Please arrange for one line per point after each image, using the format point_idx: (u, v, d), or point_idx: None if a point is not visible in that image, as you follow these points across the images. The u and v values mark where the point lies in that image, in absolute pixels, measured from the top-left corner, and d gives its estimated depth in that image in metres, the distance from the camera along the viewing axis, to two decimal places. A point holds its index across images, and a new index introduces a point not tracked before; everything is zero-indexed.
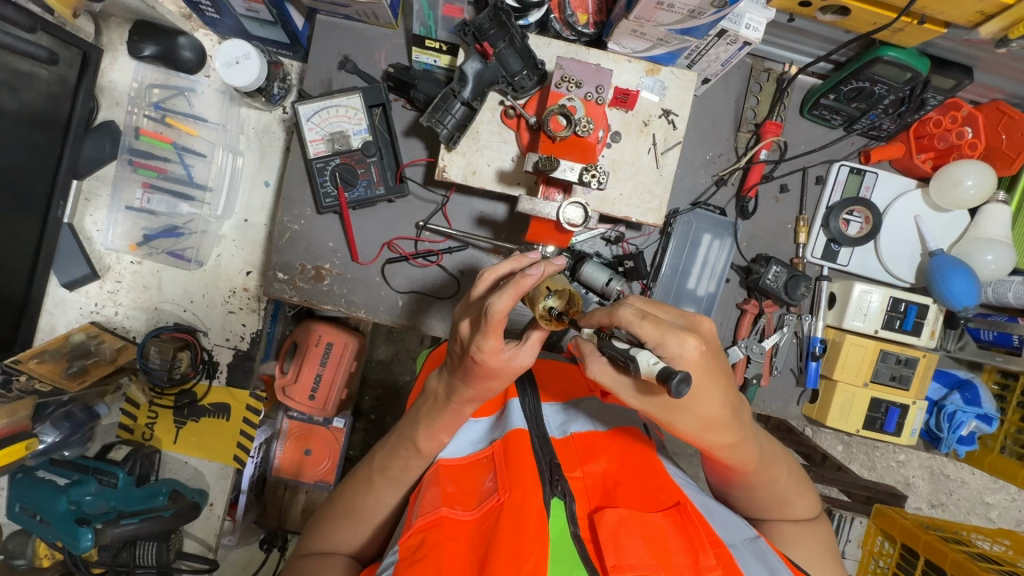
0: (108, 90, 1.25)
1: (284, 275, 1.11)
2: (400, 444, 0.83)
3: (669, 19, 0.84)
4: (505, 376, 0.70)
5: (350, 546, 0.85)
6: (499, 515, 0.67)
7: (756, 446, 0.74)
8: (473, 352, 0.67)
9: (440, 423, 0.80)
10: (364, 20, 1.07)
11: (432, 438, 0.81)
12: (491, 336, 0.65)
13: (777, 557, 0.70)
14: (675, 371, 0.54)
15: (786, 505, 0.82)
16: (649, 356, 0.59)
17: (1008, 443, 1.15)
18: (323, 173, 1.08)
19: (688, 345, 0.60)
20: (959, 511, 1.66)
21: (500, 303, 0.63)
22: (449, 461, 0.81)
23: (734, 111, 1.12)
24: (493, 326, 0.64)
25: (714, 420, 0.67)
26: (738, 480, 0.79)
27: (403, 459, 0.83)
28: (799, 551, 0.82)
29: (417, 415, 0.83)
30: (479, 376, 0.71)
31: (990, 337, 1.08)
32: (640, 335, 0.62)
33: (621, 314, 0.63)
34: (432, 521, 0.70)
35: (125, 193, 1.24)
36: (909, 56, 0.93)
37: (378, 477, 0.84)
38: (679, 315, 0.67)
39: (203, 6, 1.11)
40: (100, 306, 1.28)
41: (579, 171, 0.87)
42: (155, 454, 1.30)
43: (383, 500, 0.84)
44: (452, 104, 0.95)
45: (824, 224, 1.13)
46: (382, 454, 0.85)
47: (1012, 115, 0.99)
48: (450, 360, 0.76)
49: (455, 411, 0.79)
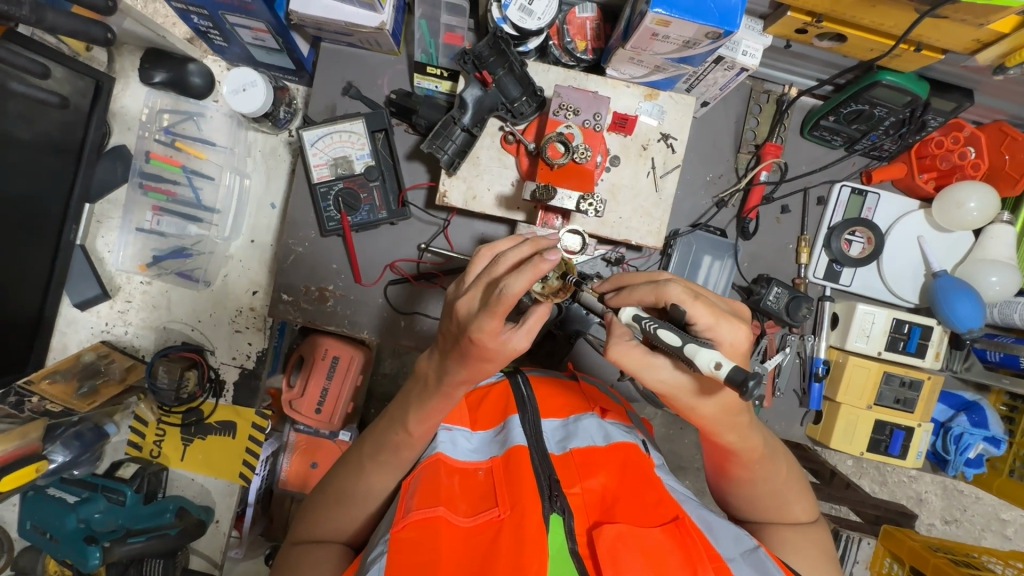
0: (121, 116, 1.28)
1: (288, 296, 1.13)
2: (390, 429, 0.84)
3: (666, 49, 0.85)
4: (500, 359, 0.69)
5: (344, 533, 0.86)
6: (498, 533, 0.69)
7: (759, 434, 0.76)
8: (472, 331, 0.66)
9: (433, 407, 0.79)
10: (368, 48, 1.09)
11: (424, 422, 0.81)
12: (496, 315, 0.64)
13: (775, 565, 0.69)
14: (750, 376, 0.52)
15: (784, 506, 0.83)
16: (710, 357, 0.57)
17: (1017, 465, 1.12)
18: (327, 197, 1.10)
19: (738, 333, 0.64)
20: (974, 527, 1.64)
21: (516, 287, 0.61)
22: (447, 457, 0.80)
23: (735, 132, 1.13)
24: (501, 308, 0.63)
25: (734, 405, 0.69)
26: (738, 475, 0.80)
27: (394, 445, 0.83)
28: (799, 558, 0.81)
29: (407, 401, 0.83)
30: (473, 356, 0.70)
31: (997, 359, 1.07)
32: (692, 315, 0.63)
33: (672, 293, 0.65)
34: (428, 531, 0.69)
35: (135, 216, 1.27)
36: (907, 80, 0.93)
37: (369, 463, 0.85)
38: (723, 300, 0.72)
39: (211, 34, 1.14)
40: (110, 325, 1.31)
41: (578, 199, 0.91)
42: (163, 472, 1.31)
43: (374, 486, 0.85)
44: (453, 130, 0.96)
45: (825, 244, 1.13)
46: (371, 444, 0.85)
47: (1015, 136, 0.99)
48: (445, 341, 0.75)
49: (446, 394, 0.78)
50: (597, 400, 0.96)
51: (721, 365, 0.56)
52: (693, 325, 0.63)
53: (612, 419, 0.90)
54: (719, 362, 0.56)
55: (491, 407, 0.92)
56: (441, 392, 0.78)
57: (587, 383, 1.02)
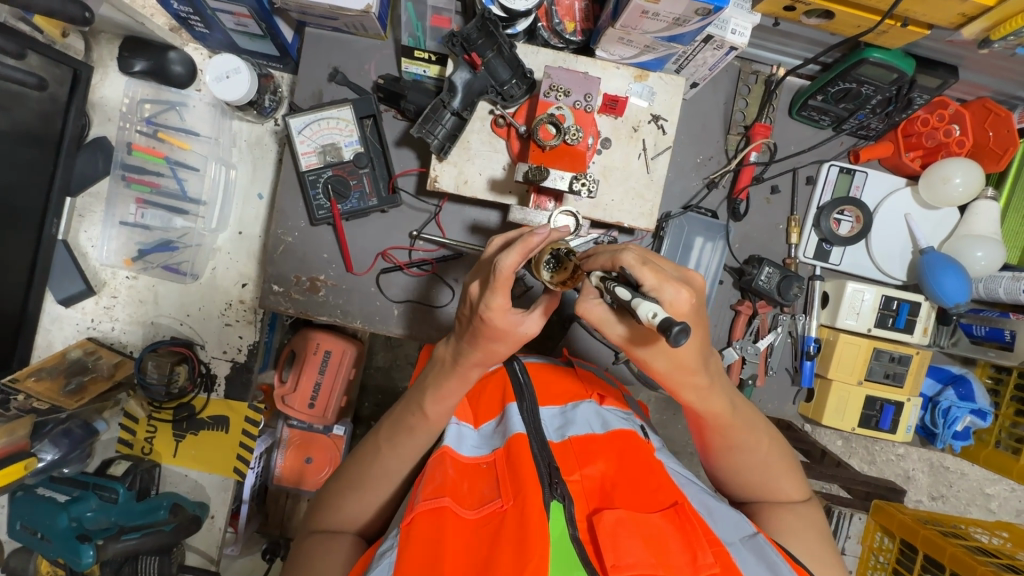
0: (100, 107, 1.25)
1: (279, 287, 1.12)
2: (406, 411, 0.85)
3: (655, 27, 0.85)
4: (511, 341, 0.71)
5: (355, 524, 0.85)
6: (501, 523, 0.69)
7: (724, 398, 0.79)
8: (481, 311, 0.68)
9: (449, 388, 0.81)
10: (354, 32, 1.07)
11: (439, 404, 0.82)
12: (505, 291, 0.66)
13: (775, 551, 0.70)
14: (674, 321, 0.50)
15: (774, 484, 0.86)
16: (649, 308, 0.56)
17: (1003, 437, 1.15)
18: (316, 185, 1.08)
19: (681, 294, 0.61)
20: (960, 501, 1.67)
21: (508, 259, 0.63)
22: (452, 452, 0.81)
23: (723, 113, 1.13)
24: (501, 283, 0.65)
25: (684, 363, 0.71)
26: (717, 445, 0.85)
27: (411, 427, 0.84)
28: (798, 541, 0.82)
29: (423, 386, 0.84)
30: (481, 336, 0.72)
31: (983, 332, 1.10)
32: (638, 278, 0.63)
33: (624, 258, 0.64)
34: (434, 522, 0.69)
35: (119, 208, 1.24)
36: (894, 57, 0.93)
37: (385, 446, 0.86)
38: (676, 268, 0.70)
39: (191, 21, 1.11)
40: (96, 322, 1.29)
41: (569, 180, 0.87)
42: (155, 468, 1.30)
43: (388, 468, 0.85)
44: (442, 114, 0.96)
45: (815, 224, 1.14)
46: (387, 427, 0.86)
47: (998, 112, 1.00)
48: (460, 325, 0.77)
49: (462, 374, 0.80)
50: (594, 387, 0.96)
51: (656, 315, 0.55)
52: (639, 286, 0.62)
53: (610, 405, 0.91)
54: (655, 313, 0.55)
55: (490, 395, 0.93)
56: (456, 373, 0.80)
57: (583, 369, 1.02)
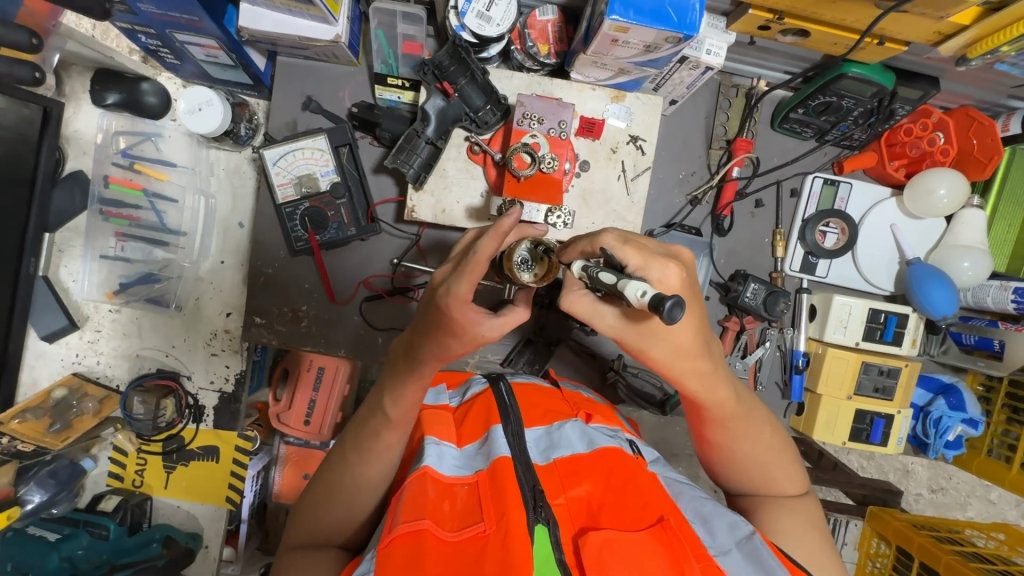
0: (74, 140, 1.24)
1: (262, 319, 1.11)
2: (370, 414, 0.80)
3: (628, 53, 0.83)
4: (467, 339, 0.65)
5: (336, 538, 0.81)
6: (483, 549, 0.63)
7: (729, 387, 0.75)
8: (444, 298, 0.63)
9: (406, 390, 0.75)
10: (326, 60, 1.06)
11: (401, 406, 0.76)
12: (470, 280, 0.62)
13: (772, 554, 0.66)
14: (667, 295, 0.48)
15: (774, 479, 0.83)
16: (638, 287, 0.53)
17: (994, 444, 1.14)
18: (293, 217, 1.07)
19: (670, 271, 0.59)
20: (960, 494, 1.67)
21: (485, 244, 0.58)
22: (434, 471, 0.73)
23: (705, 128, 1.11)
24: (471, 268, 0.60)
25: (687, 349, 0.67)
26: (719, 436, 0.81)
27: (376, 433, 0.79)
28: (800, 533, 0.79)
29: (383, 390, 0.80)
30: (441, 330, 0.66)
31: (973, 341, 1.09)
32: (622, 259, 0.59)
33: (604, 240, 0.61)
34: (414, 544, 0.63)
35: (97, 242, 1.22)
36: (873, 71, 0.92)
37: (353, 455, 0.80)
38: (661, 245, 0.65)
39: (161, 53, 1.09)
40: (81, 356, 1.28)
41: (546, 212, 0.89)
42: (146, 502, 1.30)
43: (360, 475, 0.79)
44: (417, 144, 0.94)
45: (801, 237, 1.12)
46: (354, 435, 0.82)
47: (981, 121, 0.99)
48: (418, 318, 0.72)
49: (419, 374, 0.74)
50: (580, 406, 0.88)
51: (647, 293, 0.52)
52: (623, 268, 0.59)
53: (597, 422, 0.84)
54: (645, 291, 0.52)
55: (475, 419, 0.84)
56: (415, 373, 0.74)
57: (569, 391, 0.95)
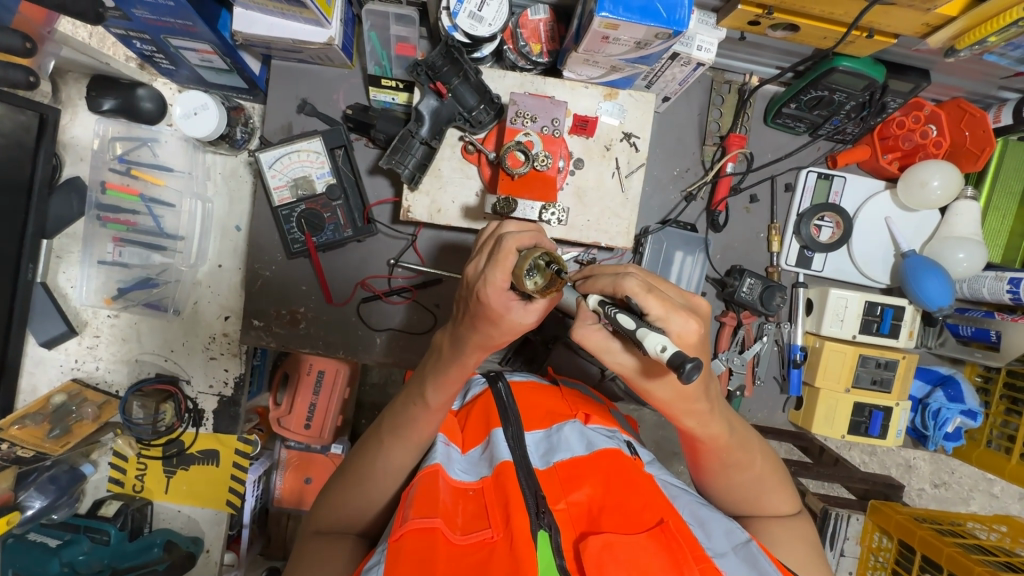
0: (70, 146, 1.25)
1: (260, 322, 1.11)
2: (408, 402, 0.79)
3: (619, 50, 0.84)
4: (504, 328, 0.65)
5: (359, 523, 0.82)
6: (487, 556, 0.62)
7: (724, 424, 0.75)
8: (479, 286, 0.63)
9: (450, 377, 0.74)
10: (320, 63, 1.06)
11: (441, 392, 0.76)
12: (506, 270, 0.62)
13: (769, 560, 0.65)
14: (688, 357, 0.47)
15: (766, 500, 0.83)
16: (657, 340, 0.52)
17: (994, 435, 1.13)
18: (290, 219, 1.07)
19: (689, 326, 0.58)
20: (963, 488, 1.67)
21: (515, 235, 0.63)
22: (443, 472, 0.74)
23: (698, 124, 1.12)
24: (502, 257, 0.62)
25: (687, 393, 0.67)
26: (711, 465, 0.80)
27: (413, 419, 0.79)
28: (789, 554, 0.80)
29: (424, 375, 0.78)
30: (479, 318, 0.65)
31: (969, 333, 1.10)
32: (643, 307, 0.59)
33: (627, 284, 0.60)
34: (425, 543, 0.63)
35: (95, 248, 1.22)
36: (864, 64, 0.92)
37: (388, 438, 0.80)
38: (679, 293, 0.66)
39: (156, 58, 1.10)
40: (80, 362, 1.28)
41: (540, 210, 0.89)
42: (147, 506, 1.30)
43: (393, 461, 0.80)
44: (412, 145, 0.95)
45: (795, 231, 1.13)
46: (390, 421, 0.81)
47: (972, 112, 1.00)
48: (457, 309, 0.71)
49: (462, 365, 0.73)
50: (580, 406, 0.88)
51: (666, 348, 0.51)
52: (643, 315, 0.59)
53: (596, 424, 0.83)
54: (665, 345, 0.51)
55: (476, 422, 0.85)
56: (456, 362, 0.73)
57: (568, 388, 0.95)
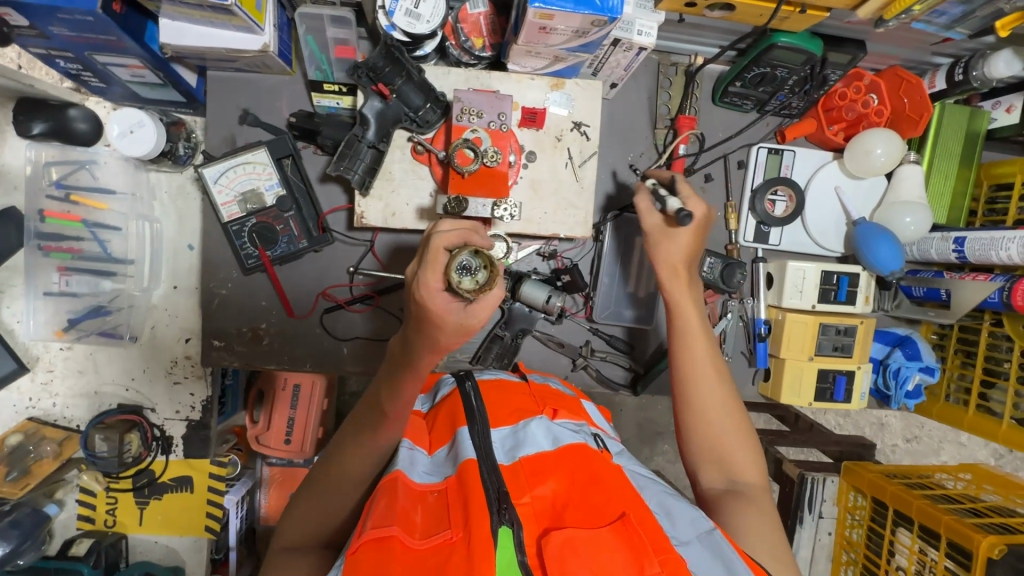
0: (2, 175, 1.18)
1: (220, 342, 1.09)
2: (367, 410, 0.78)
3: (559, 40, 0.83)
4: (448, 331, 0.64)
5: (322, 533, 0.80)
6: (447, 558, 0.62)
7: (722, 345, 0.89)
8: (414, 290, 0.63)
9: (406, 382, 0.73)
10: (258, 71, 1.03)
11: (397, 399, 0.74)
12: (437, 270, 0.63)
13: (733, 549, 0.66)
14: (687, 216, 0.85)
15: (735, 459, 0.83)
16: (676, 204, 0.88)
17: (952, 389, 1.18)
18: (241, 235, 1.04)
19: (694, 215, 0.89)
20: (930, 440, 1.73)
21: (443, 233, 0.64)
22: (405, 477, 0.73)
23: (648, 108, 1.12)
24: (431, 257, 0.63)
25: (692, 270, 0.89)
26: (704, 404, 0.85)
27: (372, 426, 0.77)
28: (749, 516, 0.76)
29: (378, 382, 0.77)
30: (420, 323, 0.65)
31: (922, 293, 1.13)
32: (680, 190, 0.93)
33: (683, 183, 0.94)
34: (382, 554, 0.62)
35: (40, 279, 1.16)
36: (801, 39, 0.93)
37: (350, 446, 0.79)
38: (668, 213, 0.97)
39: (84, 77, 1.05)
40: (36, 400, 1.23)
41: (493, 206, 0.89)
42: (121, 541, 1.27)
43: (355, 468, 0.79)
44: (360, 149, 0.92)
45: (751, 207, 1.15)
46: (351, 426, 0.80)
47: (909, 79, 1.02)
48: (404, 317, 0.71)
49: (415, 370, 0.71)
50: (547, 401, 0.88)
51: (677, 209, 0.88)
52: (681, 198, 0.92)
53: (563, 418, 0.83)
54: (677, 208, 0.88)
55: (443, 423, 0.84)
56: (409, 367, 0.71)
57: (536, 382, 0.96)
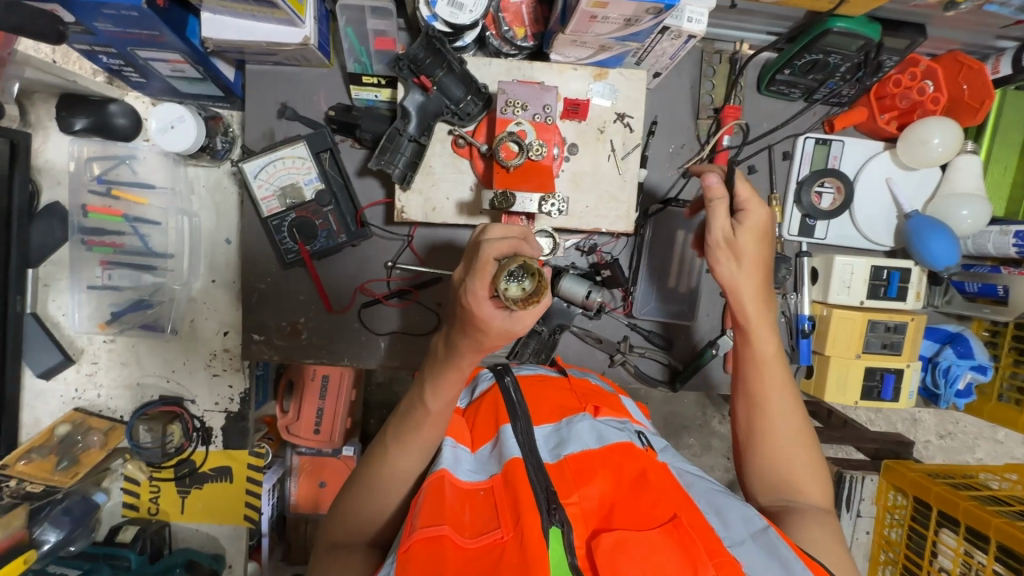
0: (46, 171, 1.20)
1: (260, 336, 1.09)
2: (410, 407, 0.78)
3: (608, 29, 0.81)
4: (494, 335, 0.63)
5: (367, 533, 0.80)
6: (499, 557, 0.61)
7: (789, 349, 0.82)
8: (461, 295, 0.62)
9: (450, 378, 0.72)
10: (297, 64, 1.02)
11: (440, 395, 0.74)
12: (484, 278, 0.61)
13: (788, 546, 0.64)
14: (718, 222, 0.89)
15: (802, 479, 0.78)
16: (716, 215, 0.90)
17: (1005, 388, 1.14)
18: (281, 230, 1.04)
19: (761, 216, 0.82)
20: (972, 437, 1.68)
21: (495, 241, 0.62)
22: (451, 475, 0.73)
23: (691, 97, 1.09)
24: (481, 264, 0.61)
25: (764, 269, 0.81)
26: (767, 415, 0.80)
27: (415, 424, 0.77)
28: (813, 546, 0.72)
29: (422, 378, 0.77)
30: (466, 327, 0.64)
31: (976, 289, 1.09)
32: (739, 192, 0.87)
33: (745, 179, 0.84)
34: (433, 553, 0.62)
35: (84, 273, 1.20)
36: (858, 24, 0.90)
37: (393, 444, 0.79)
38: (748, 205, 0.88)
39: (125, 72, 1.05)
40: (81, 391, 1.26)
41: (539, 201, 0.88)
42: (165, 528, 1.30)
43: (400, 467, 0.79)
44: (400, 142, 0.91)
45: (796, 200, 1.11)
46: (393, 425, 0.80)
47: (970, 64, 0.97)
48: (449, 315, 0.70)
49: (459, 366, 0.71)
50: (588, 398, 0.87)
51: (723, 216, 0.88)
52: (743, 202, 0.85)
53: (606, 416, 0.82)
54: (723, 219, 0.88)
55: (485, 419, 0.83)
56: (451, 364, 0.71)
57: (577, 377, 0.94)
